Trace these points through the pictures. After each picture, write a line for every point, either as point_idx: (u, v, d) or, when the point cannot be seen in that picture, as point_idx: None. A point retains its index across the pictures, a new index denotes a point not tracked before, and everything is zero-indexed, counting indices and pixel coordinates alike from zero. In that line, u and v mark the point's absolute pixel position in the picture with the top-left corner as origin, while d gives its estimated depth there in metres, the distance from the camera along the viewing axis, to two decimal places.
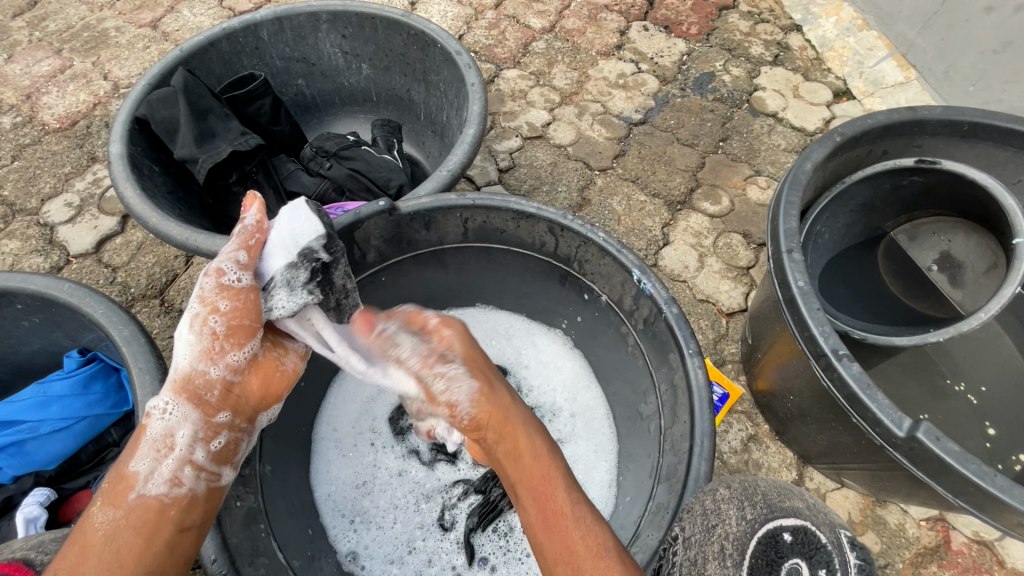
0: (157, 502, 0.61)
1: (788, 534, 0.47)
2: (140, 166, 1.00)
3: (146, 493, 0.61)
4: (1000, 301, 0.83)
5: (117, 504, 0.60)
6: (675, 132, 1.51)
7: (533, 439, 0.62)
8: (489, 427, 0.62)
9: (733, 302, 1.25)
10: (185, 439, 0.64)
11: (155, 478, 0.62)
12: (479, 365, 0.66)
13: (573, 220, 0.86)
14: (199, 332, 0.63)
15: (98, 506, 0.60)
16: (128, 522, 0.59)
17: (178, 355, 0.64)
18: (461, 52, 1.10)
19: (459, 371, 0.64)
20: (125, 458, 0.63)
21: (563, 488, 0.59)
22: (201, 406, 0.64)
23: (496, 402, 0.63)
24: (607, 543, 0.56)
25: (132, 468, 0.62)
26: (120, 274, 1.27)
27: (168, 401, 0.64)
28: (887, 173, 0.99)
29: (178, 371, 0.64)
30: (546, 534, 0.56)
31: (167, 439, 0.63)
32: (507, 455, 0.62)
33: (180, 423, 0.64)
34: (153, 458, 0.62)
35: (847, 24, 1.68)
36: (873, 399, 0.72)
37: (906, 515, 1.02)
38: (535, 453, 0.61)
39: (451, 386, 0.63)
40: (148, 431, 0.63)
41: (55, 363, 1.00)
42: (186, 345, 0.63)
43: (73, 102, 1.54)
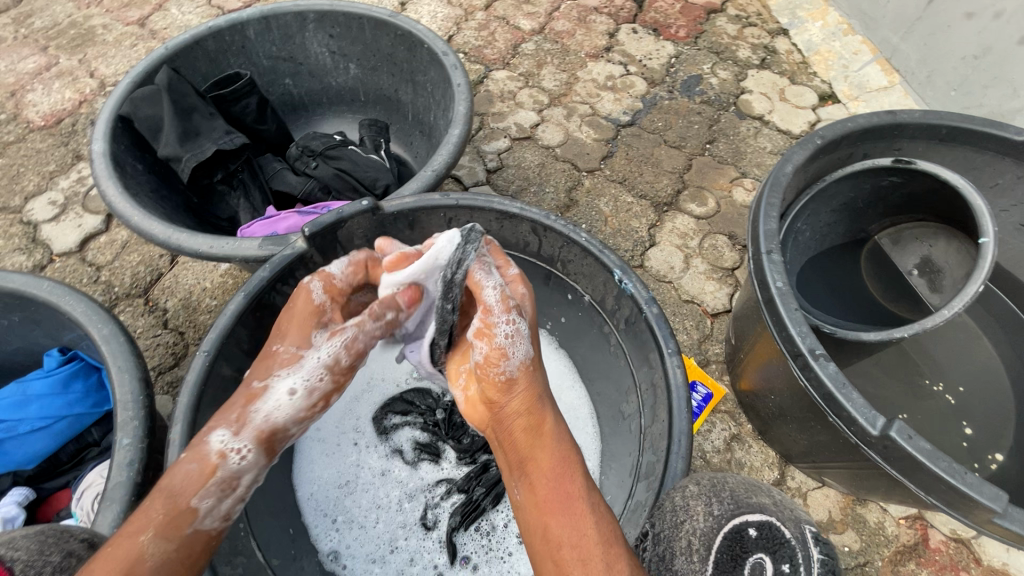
0: (207, 537, 0.58)
1: (753, 529, 0.48)
2: (124, 165, 1.00)
3: (201, 527, 0.57)
4: (963, 299, 0.85)
5: (172, 538, 0.55)
6: (663, 134, 1.52)
7: (556, 423, 0.62)
8: (520, 395, 0.61)
9: (718, 302, 1.26)
10: (250, 483, 0.60)
11: (212, 514, 0.58)
12: (539, 341, 0.66)
13: (556, 220, 0.86)
14: (310, 388, 0.62)
15: (146, 535, 0.54)
16: (176, 558, 0.55)
17: (277, 397, 0.61)
18: (448, 53, 1.10)
19: (526, 332, 0.63)
20: (178, 486, 0.57)
21: (580, 471, 0.59)
22: (273, 451, 0.62)
23: (537, 380, 0.63)
24: (615, 532, 0.55)
25: (189, 502, 0.56)
26: (104, 273, 1.26)
27: (249, 445, 0.59)
28: (867, 174, 1.00)
29: (268, 419, 0.60)
30: (558, 516, 0.55)
31: (232, 479, 0.59)
32: (526, 429, 0.60)
33: (256, 469, 0.61)
34: (217, 497, 0.58)
35: (832, 29, 1.70)
36: (849, 398, 0.73)
37: (885, 513, 1.03)
38: (557, 435, 0.61)
39: (512, 340, 0.62)
40: (221, 470, 0.58)
41: (35, 362, 0.99)
42: (291, 396, 0.61)
43: (58, 100, 1.52)
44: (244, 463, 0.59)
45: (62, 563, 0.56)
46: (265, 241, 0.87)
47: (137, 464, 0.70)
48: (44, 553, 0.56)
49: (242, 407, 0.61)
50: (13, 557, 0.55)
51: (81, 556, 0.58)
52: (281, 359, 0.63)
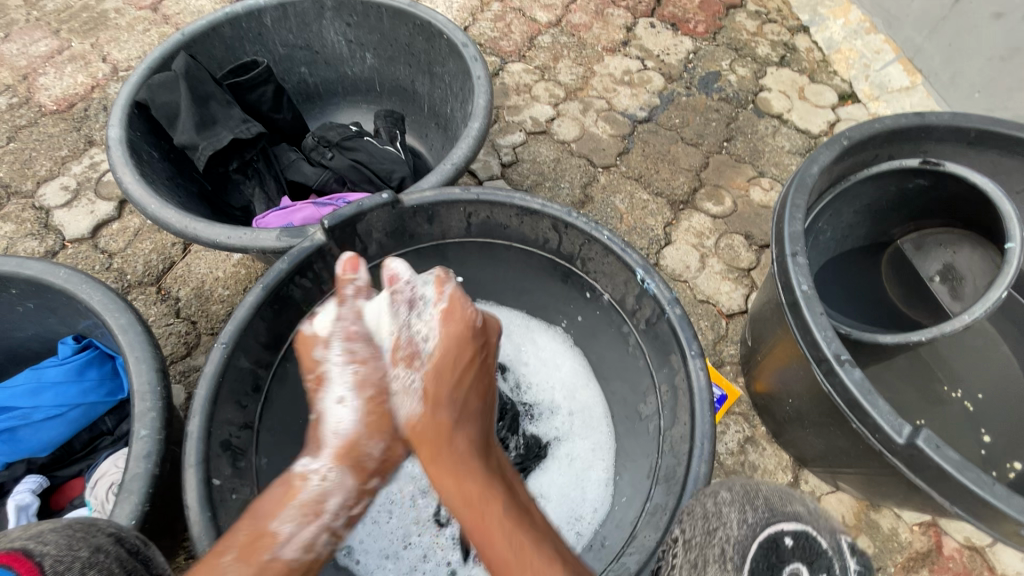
0: (286, 565, 0.61)
1: (790, 539, 0.48)
2: (140, 151, 0.99)
3: (280, 556, 0.61)
4: (986, 304, 0.84)
5: (250, 560, 0.59)
6: (680, 131, 1.50)
7: (462, 452, 0.68)
8: (434, 446, 0.68)
9: (733, 303, 1.25)
10: (334, 508, 0.66)
11: (291, 542, 0.62)
12: (438, 373, 0.72)
13: (577, 217, 0.85)
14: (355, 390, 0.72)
15: (227, 557, 0.59)
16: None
17: (334, 412, 0.71)
18: (467, 45, 1.08)
19: (413, 381, 0.72)
20: (265, 509, 0.64)
21: (500, 524, 0.61)
22: (358, 472, 0.69)
23: (435, 421, 0.70)
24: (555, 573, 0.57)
25: (272, 527, 0.62)
26: (117, 260, 1.25)
27: (328, 465, 0.68)
28: (893, 173, 0.99)
29: (333, 436, 0.70)
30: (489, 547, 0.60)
31: (316, 505, 0.65)
32: (447, 477, 0.66)
33: (339, 489, 0.67)
34: (298, 522, 0.63)
35: (854, 27, 1.67)
36: (874, 404, 0.72)
37: (899, 519, 1.02)
38: (464, 468, 0.66)
39: (402, 393, 0.72)
40: (301, 491, 0.66)
41: (49, 349, 0.98)
42: (346, 406, 0.71)
43: (70, 84, 1.51)
44: (326, 484, 0.67)
45: (91, 559, 0.55)
46: (283, 233, 0.86)
47: (154, 456, 0.70)
48: (72, 549, 0.55)
49: (315, 432, 0.71)
50: (42, 551, 0.53)
51: (109, 550, 0.58)
52: (317, 386, 0.73)
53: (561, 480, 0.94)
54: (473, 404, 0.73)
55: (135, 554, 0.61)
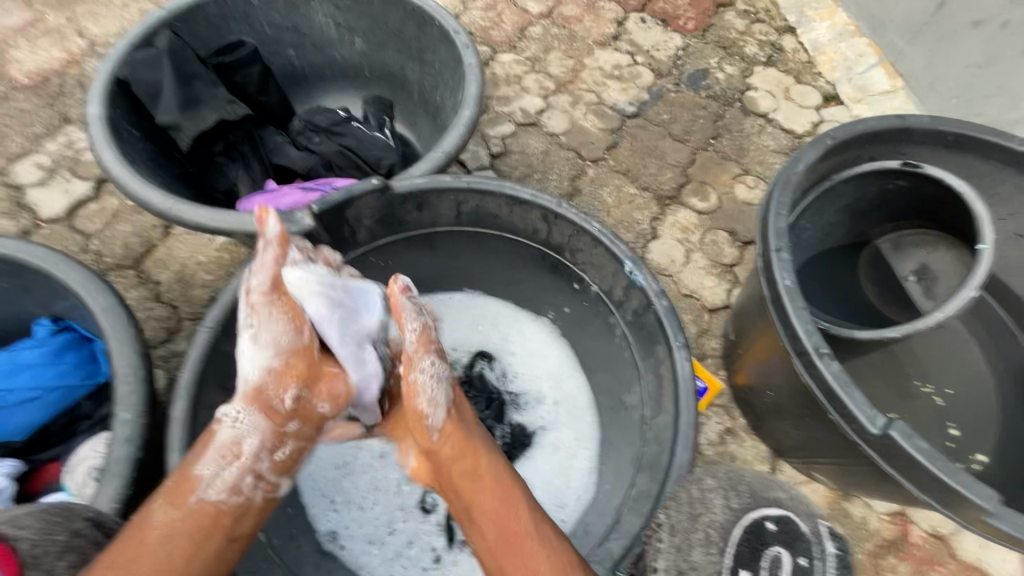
0: (213, 507, 0.63)
1: (771, 524, 0.54)
2: (120, 130, 0.96)
3: (203, 499, 0.63)
4: (957, 303, 0.87)
5: (177, 504, 0.61)
6: (668, 127, 1.51)
7: (490, 462, 0.70)
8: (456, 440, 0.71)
9: (716, 298, 1.27)
10: (253, 450, 0.67)
11: (214, 484, 0.63)
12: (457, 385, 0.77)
13: (568, 209, 0.86)
14: (263, 346, 0.69)
15: (156, 505, 0.61)
16: (185, 527, 0.61)
17: (244, 357, 0.69)
18: (459, 32, 1.08)
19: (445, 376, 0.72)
20: (188, 460, 0.65)
21: (527, 516, 0.66)
22: (271, 415, 0.69)
23: (462, 428, 0.72)
24: (565, 559, 0.63)
25: (195, 471, 0.64)
26: (94, 242, 1.22)
27: (241, 409, 0.67)
28: (873, 174, 1.01)
29: (243, 382, 0.69)
30: (512, 558, 0.64)
31: (233, 447, 0.66)
32: (464, 474, 0.70)
33: (254, 433, 0.67)
34: (218, 464, 0.64)
35: (839, 29, 1.70)
36: (851, 396, 0.75)
37: (869, 508, 1.06)
38: (491, 468, 0.70)
39: (432, 380, 0.71)
40: (218, 437, 0.66)
41: (22, 331, 0.96)
42: (253, 358, 0.69)
43: (45, 58, 1.46)
44: (240, 427, 0.67)
45: (69, 542, 0.56)
46: None
47: (137, 440, 0.68)
48: (50, 533, 0.55)
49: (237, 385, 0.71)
50: (18, 535, 0.53)
51: (87, 536, 0.58)
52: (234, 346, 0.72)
53: (546, 468, 0.95)
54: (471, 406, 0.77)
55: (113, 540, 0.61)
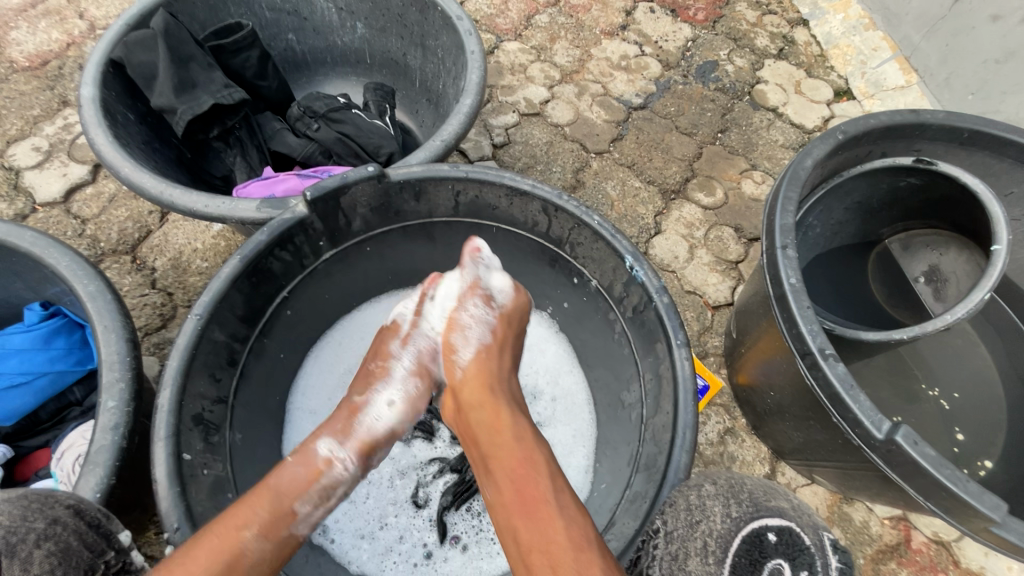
0: (296, 543, 0.64)
1: (773, 534, 0.51)
2: (114, 113, 0.95)
3: (296, 532, 0.63)
4: (968, 305, 0.83)
5: (271, 537, 0.61)
6: (675, 120, 1.48)
7: (515, 421, 0.68)
8: (480, 392, 0.73)
9: (720, 295, 1.25)
10: (342, 496, 0.68)
11: (305, 521, 0.65)
12: (504, 333, 0.81)
13: (568, 201, 0.83)
14: (408, 384, 0.78)
15: (250, 531, 0.60)
16: (270, 557, 0.60)
17: (377, 408, 0.75)
18: (462, 18, 1.05)
19: (486, 317, 0.81)
20: (286, 487, 0.65)
21: (552, 484, 0.61)
22: (368, 464, 0.72)
23: (487, 367, 0.76)
24: (588, 537, 0.56)
25: (292, 508, 0.64)
26: (90, 227, 1.20)
27: (350, 453, 0.70)
28: (885, 171, 0.98)
29: (364, 430, 0.72)
30: (524, 520, 0.58)
31: (326, 490, 0.67)
32: (485, 427, 0.68)
33: (349, 482, 0.69)
34: (314, 503, 0.66)
35: (853, 22, 1.65)
36: (855, 399, 0.72)
37: (871, 513, 1.04)
38: (515, 433, 0.66)
39: (473, 320, 0.81)
40: (324, 475, 0.67)
41: (14, 314, 0.94)
42: (392, 408, 0.76)
43: (44, 40, 1.44)
44: (342, 472, 0.69)
45: (47, 531, 0.53)
46: (263, 204, 0.82)
47: (122, 428, 0.67)
48: (28, 520, 0.53)
49: (346, 420, 0.73)
50: None
51: (66, 524, 0.55)
52: (375, 378, 0.79)
53: None
54: (511, 362, 0.80)
55: (96, 528, 0.58)
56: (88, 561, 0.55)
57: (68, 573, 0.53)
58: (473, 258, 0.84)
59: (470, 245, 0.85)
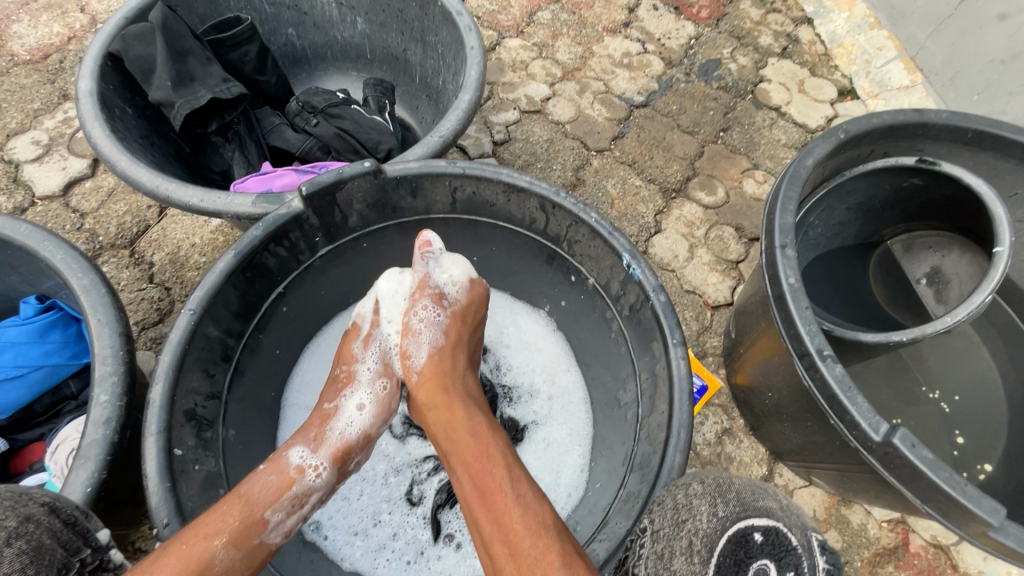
0: (268, 551, 0.65)
1: (759, 534, 0.51)
2: (112, 107, 0.94)
3: (268, 540, 0.65)
4: (969, 307, 0.82)
5: (242, 546, 0.62)
6: (677, 118, 1.47)
7: (469, 416, 0.72)
8: (436, 392, 0.77)
9: (720, 295, 1.24)
10: (316, 501, 0.71)
11: (278, 529, 0.67)
12: (457, 329, 0.85)
13: (566, 198, 0.82)
14: (375, 388, 0.82)
15: (220, 540, 0.60)
16: (242, 562, 0.61)
17: (348, 413, 0.79)
18: (462, 13, 1.04)
19: (438, 317, 0.84)
20: (258, 495, 0.66)
21: (508, 474, 0.64)
22: (343, 468, 0.76)
23: (440, 366, 0.80)
24: (547, 523, 0.59)
25: (264, 514, 0.65)
26: (88, 221, 1.20)
27: (324, 462, 0.73)
28: (888, 170, 0.97)
29: (338, 436, 0.76)
30: (484, 513, 0.61)
31: (301, 495, 0.70)
32: (443, 425, 0.73)
33: (322, 488, 0.72)
34: (286, 512, 0.68)
35: (858, 21, 1.64)
36: (853, 401, 0.72)
37: (869, 515, 1.04)
38: (469, 428, 0.70)
39: (425, 322, 0.84)
40: (296, 483, 0.70)
41: (11, 308, 0.95)
42: (361, 412, 0.80)
43: (45, 34, 1.44)
44: (317, 479, 0.71)
45: (17, 530, 0.52)
46: (259, 199, 0.82)
47: (114, 423, 0.67)
48: None
49: (318, 427, 0.76)
50: None
51: (40, 521, 0.54)
52: (342, 384, 0.82)
53: (537, 463, 0.93)
54: (466, 358, 0.83)
55: (70, 526, 0.57)
56: (62, 560, 0.55)
57: (39, 573, 0.52)
58: (425, 253, 0.85)
59: (419, 240, 0.86)
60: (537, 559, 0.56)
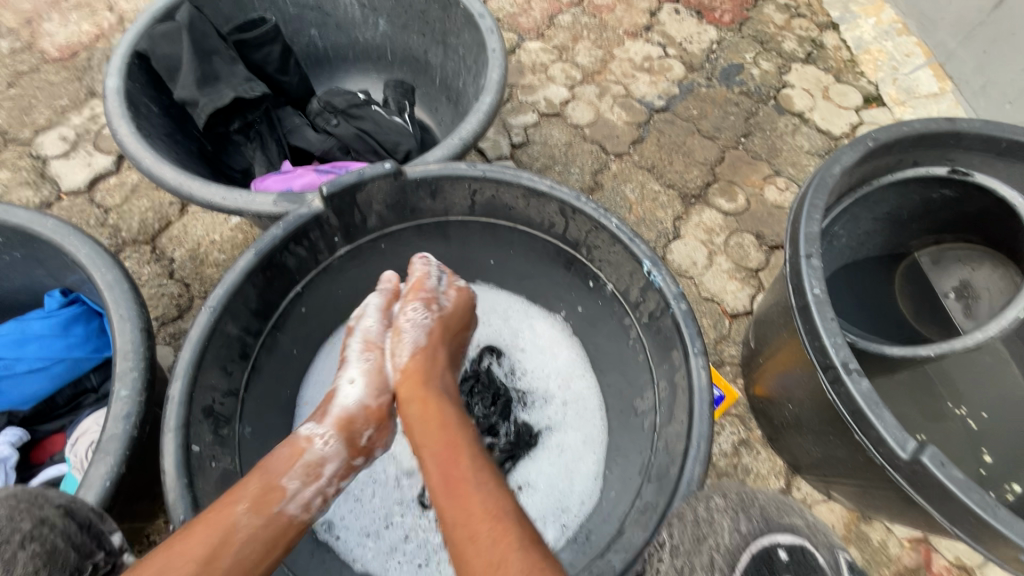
0: (290, 521, 0.64)
1: (784, 552, 0.49)
2: (138, 104, 0.95)
3: (285, 510, 0.64)
4: (1000, 324, 0.81)
5: (261, 513, 0.62)
6: (697, 123, 1.46)
7: (441, 409, 0.72)
8: (415, 386, 0.75)
9: (739, 303, 1.22)
10: (330, 473, 0.70)
11: (295, 500, 0.65)
12: (445, 325, 0.83)
13: (586, 203, 0.81)
14: (367, 360, 0.79)
15: (241, 506, 0.61)
16: (263, 533, 0.61)
17: (345, 388, 0.77)
18: (484, 16, 1.04)
19: (423, 317, 0.81)
20: (274, 467, 0.67)
21: (472, 467, 0.63)
22: (350, 443, 0.73)
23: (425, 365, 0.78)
24: (509, 508, 0.59)
25: (280, 483, 0.65)
26: (112, 217, 1.22)
27: (329, 431, 0.72)
28: (918, 180, 0.95)
29: (338, 407, 0.75)
30: (452, 504, 0.60)
31: (314, 467, 0.69)
32: (417, 419, 0.71)
33: (333, 459, 0.71)
34: (302, 480, 0.67)
35: (886, 27, 1.61)
36: (880, 416, 0.70)
37: (890, 533, 1.01)
38: (444, 420, 0.70)
39: (411, 325, 0.81)
40: (306, 452, 0.70)
41: (37, 301, 0.97)
42: (356, 385, 0.77)
43: (75, 32, 1.47)
44: (325, 449, 0.71)
45: (33, 531, 0.52)
46: (280, 198, 0.83)
47: (133, 418, 0.68)
48: (14, 520, 0.52)
49: (322, 405, 0.76)
50: None
51: (53, 524, 0.54)
52: (339, 365, 0.81)
53: (550, 470, 0.92)
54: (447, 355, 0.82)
55: (84, 530, 0.57)
56: (75, 562, 0.55)
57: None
58: (421, 264, 0.87)
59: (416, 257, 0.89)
60: (494, 540, 0.56)
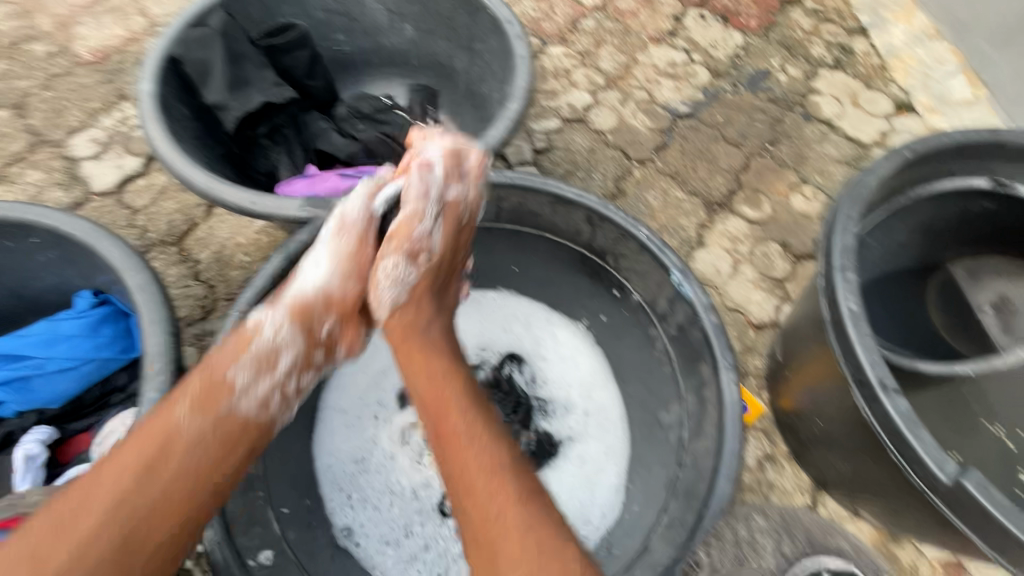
0: (241, 418, 0.67)
1: None
2: (171, 108, 0.94)
3: (236, 408, 0.67)
4: None
5: (206, 413, 0.65)
6: (722, 130, 1.43)
7: (430, 357, 0.74)
8: (403, 335, 0.76)
9: (764, 314, 1.20)
10: (286, 366, 0.70)
11: (245, 397, 0.68)
12: (438, 243, 0.75)
13: (615, 212, 0.80)
14: (338, 248, 0.73)
15: (180, 408, 0.64)
16: (213, 433, 0.65)
17: (309, 273, 0.72)
18: (512, 22, 1.03)
19: (412, 226, 0.73)
20: (217, 361, 0.67)
21: (463, 418, 0.68)
22: (307, 334, 0.72)
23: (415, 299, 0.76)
24: (504, 461, 0.65)
25: (225, 376, 0.67)
26: (140, 218, 1.24)
27: (282, 320, 0.70)
28: (958, 192, 0.92)
29: (295, 293, 0.71)
30: (450, 452, 0.66)
31: (267, 359, 0.69)
32: (410, 367, 0.74)
33: (285, 350, 0.70)
34: (251, 375, 0.68)
35: (917, 33, 1.57)
36: (918, 438, 0.68)
37: (921, 555, 0.98)
38: (435, 367, 0.72)
39: (397, 228, 0.73)
40: (255, 344, 0.68)
41: (67, 302, 0.98)
42: (318, 272, 0.72)
43: (107, 36, 1.49)
44: (275, 338, 0.69)
45: None
46: (308, 203, 0.83)
47: None
48: None
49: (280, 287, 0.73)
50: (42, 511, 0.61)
51: None
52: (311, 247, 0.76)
53: (571, 480, 0.91)
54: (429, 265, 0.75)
55: None
56: None
57: None
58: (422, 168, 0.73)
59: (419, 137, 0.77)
60: (491, 495, 0.62)
